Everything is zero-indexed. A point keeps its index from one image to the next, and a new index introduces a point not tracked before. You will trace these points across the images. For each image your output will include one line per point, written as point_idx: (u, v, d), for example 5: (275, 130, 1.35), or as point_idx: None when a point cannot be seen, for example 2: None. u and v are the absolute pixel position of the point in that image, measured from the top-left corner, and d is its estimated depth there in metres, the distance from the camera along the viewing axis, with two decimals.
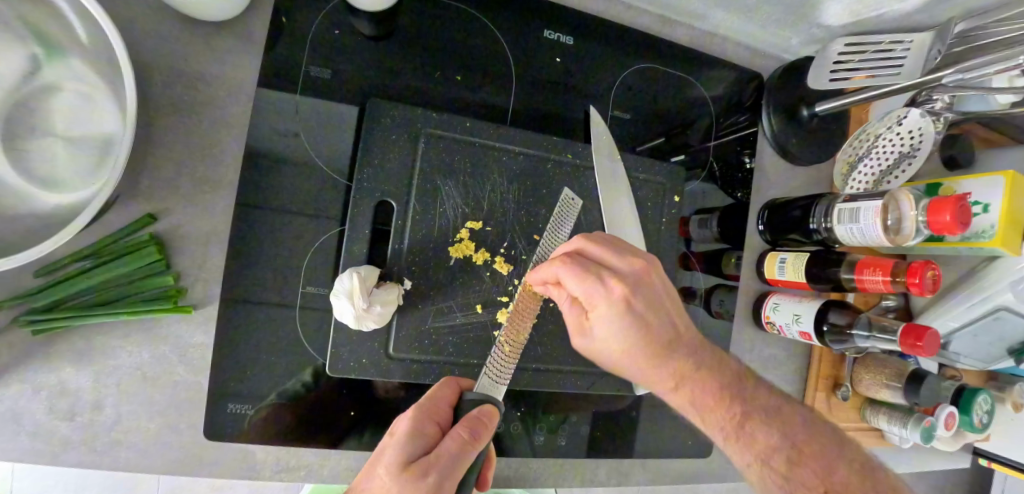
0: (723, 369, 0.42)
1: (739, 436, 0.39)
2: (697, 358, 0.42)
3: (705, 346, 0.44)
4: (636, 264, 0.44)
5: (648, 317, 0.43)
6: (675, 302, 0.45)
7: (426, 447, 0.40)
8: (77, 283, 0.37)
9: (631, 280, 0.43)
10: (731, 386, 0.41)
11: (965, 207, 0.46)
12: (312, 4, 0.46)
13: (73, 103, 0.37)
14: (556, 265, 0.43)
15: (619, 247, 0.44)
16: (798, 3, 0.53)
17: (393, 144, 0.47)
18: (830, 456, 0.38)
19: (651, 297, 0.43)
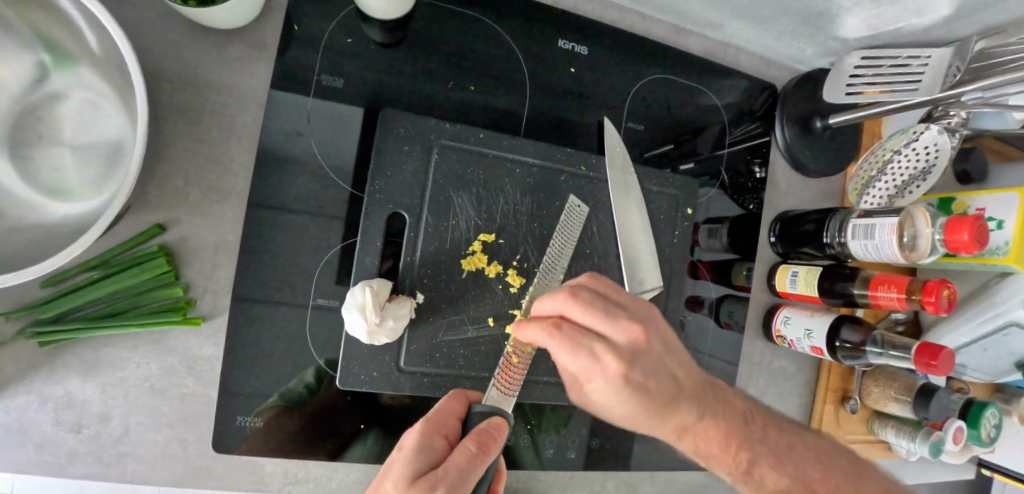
0: (729, 410, 0.40)
1: (748, 479, 0.38)
2: (701, 405, 0.40)
3: (707, 384, 0.42)
4: (630, 328, 0.39)
5: (642, 379, 0.39)
6: (670, 349, 0.41)
7: (433, 461, 0.40)
8: (95, 290, 0.40)
9: (620, 342, 0.39)
10: (740, 429, 0.39)
11: (985, 226, 0.43)
12: (318, 24, 0.47)
13: (81, 110, 0.41)
14: (547, 334, 0.39)
15: (608, 308, 0.39)
16: (815, 14, 0.50)
17: (407, 155, 0.46)
18: (847, 493, 0.37)
19: (651, 364, 0.39)
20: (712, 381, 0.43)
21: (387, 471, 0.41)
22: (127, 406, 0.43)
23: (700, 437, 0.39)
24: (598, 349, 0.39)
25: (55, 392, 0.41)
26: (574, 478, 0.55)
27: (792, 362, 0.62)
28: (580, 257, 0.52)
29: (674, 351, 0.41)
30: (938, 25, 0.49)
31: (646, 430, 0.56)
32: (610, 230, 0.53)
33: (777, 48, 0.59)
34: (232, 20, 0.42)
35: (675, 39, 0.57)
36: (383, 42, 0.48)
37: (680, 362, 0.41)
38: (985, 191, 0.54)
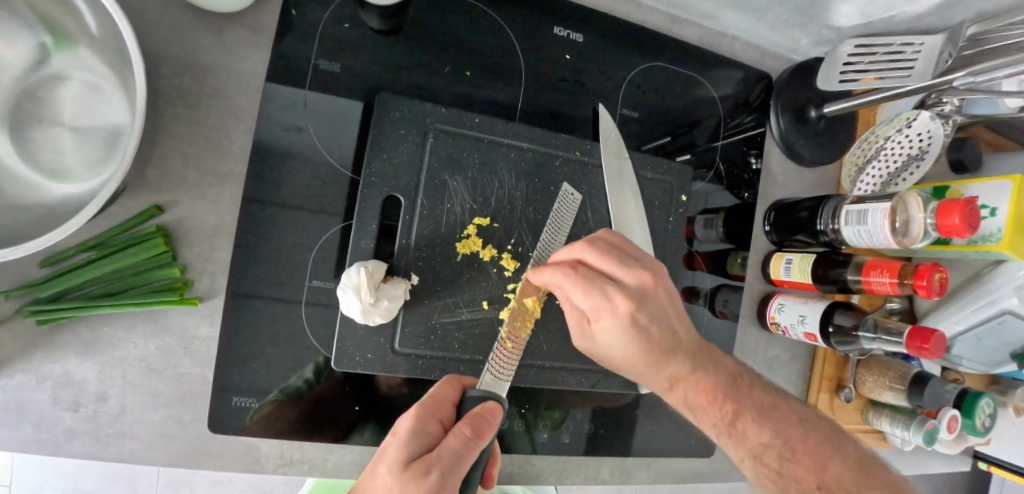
0: (721, 369, 0.41)
1: (730, 433, 0.38)
2: (696, 361, 0.41)
3: (706, 349, 0.43)
4: (640, 274, 0.41)
5: (648, 323, 0.41)
6: (678, 304, 0.43)
7: (427, 446, 0.40)
8: (95, 269, 0.40)
9: (630, 284, 0.41)
10: (730, 386, 0.40)
11: (975, 210, 0.44)
12: (315, 10, 0.47)
13: (81, 93, 0.41)
14: (561, 274, 0.41)
15: (621, 251, 0.42)
16: (809, 2, 0.51)
17: (403, 138, 0.47)
18: (829, 452, 0.36)
19: (657, 310, 0.41)
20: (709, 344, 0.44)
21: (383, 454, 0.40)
22: (125, 386, 0.43)
23: (689, 389, 0.40)
24: (611, 291, 0.40)
25: (53, 370, 0.42)
26: (568, 463, 0.55)
27: (787, 351, 0.62)
28: (575, 243, 0.52)
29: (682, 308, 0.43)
30: (930, 13, 0.49)
31: (641, 416, 0.57)
32: (605, 216, 0.53)
33: (772, 38, 0.59)
34: (231, 4, 0.42)
35: (671, 29, 0.58)
36: (380, 29, 0.49)
37: (686, 323, 0.43)
38: (977, 179, 0.54)
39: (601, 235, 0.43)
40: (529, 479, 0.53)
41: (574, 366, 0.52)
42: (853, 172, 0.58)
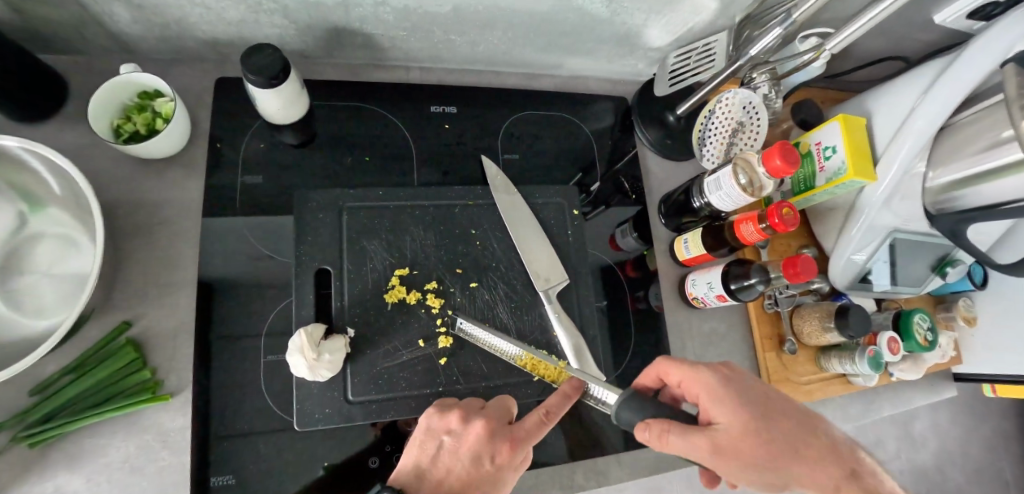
0: (852, 472, 0.43)
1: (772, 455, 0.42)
2: (819, 469, 0.42)
3: (833, 449, 0.44)
4: (763, 439, 0.42)
5: (781, 471, 0.42)
6: (802, 438, 0.43)
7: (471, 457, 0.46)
8: (74, 386, 0.48)
9: (767, 455, 0.41)
10: (844, 490, 0.42)
11: (792, 149, 0.51)
12: (234, 140, 0.58)
13: (53, 247, 0.51)
14: (684, 368, 0.47)
15: (691, 373, 0.47)
16: (623, 36, 0.63)
17: (322, 220, 0.55)
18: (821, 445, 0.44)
19: (740, 448, 0.41)
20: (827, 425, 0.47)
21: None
22: (110, 490, 0.48)
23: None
24: (707, 405, 0.44)
25: (44, 490, 0.47)
26: (540, 476, 0.57)
27: (723, 322, 0.67)
28: (490, 271, 0.58)
29: (802, 431, 0.44)
30: (718, 17, 0.60)
31: (599, 419, 0.59)
32: (511, 243, 0.59)
33: (616, 69, 0.71)
34: (163, 148, 0.53)
35: (530, 84, 0.70)
36: (292, 142, 0.60)
37: (793, 421, 0.44)
38: (818, 128, 0.62)
39: (666, 371, 0.48)
40: None
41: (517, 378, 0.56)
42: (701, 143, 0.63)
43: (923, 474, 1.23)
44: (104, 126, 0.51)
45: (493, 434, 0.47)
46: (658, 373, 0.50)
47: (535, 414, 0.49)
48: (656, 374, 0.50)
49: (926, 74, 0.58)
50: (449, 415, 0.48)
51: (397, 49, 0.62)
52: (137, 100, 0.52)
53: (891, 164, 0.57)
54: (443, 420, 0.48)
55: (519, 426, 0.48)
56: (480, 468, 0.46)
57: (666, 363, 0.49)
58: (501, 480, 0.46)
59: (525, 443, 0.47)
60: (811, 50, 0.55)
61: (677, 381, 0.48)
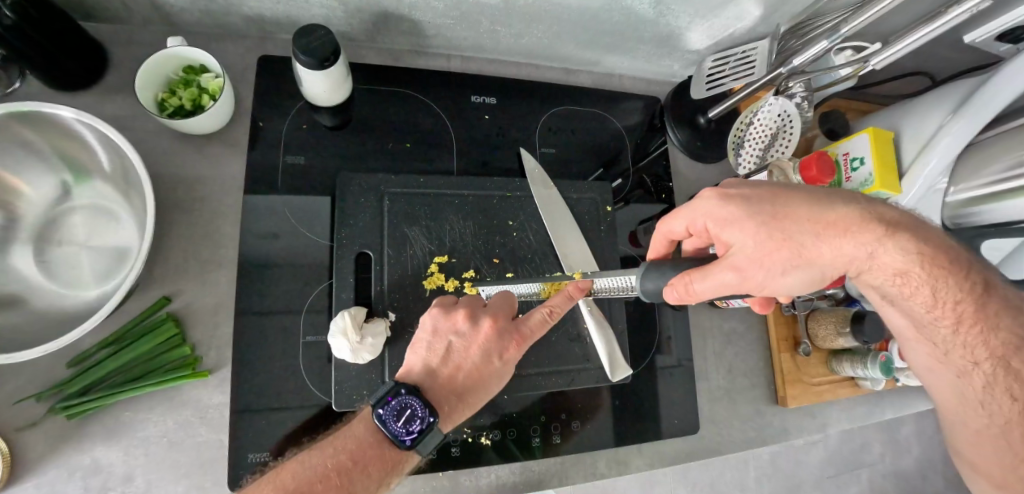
0: (882, 222, 0.44)
1: (799, 248, 0.44)
2: (850, 242, 0.43)
3: (865, 216, 0.44)
4: (780, 242, 0.44)
5: (812, 256, 0.44)
6: (817, 218, 0.44)
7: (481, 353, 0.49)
8: (114, 360, 0.48)
9: (790, 253, 0.44)
10: (918, 256, 0.43)
11: (829, 163, 0.55)
12: (275, 121, 0.58)
13: (93, 219, 0.51)
14: (684, 216, 0.49)
15: (691, 215, 0.49)
16: (665, 36, 0.64)
17: (364, 205, 0.55)
18: (859, 224, 0.44)
19: (758, 257, 0.44)
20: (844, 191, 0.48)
21: (432, 426, 0.44)
22: (149, 462, 0.49)
23: (892, 283, 0.44)
24: (718, 233, 0.47)
25: (83, 460, 0.47)
26: (566, 463, 0.59)
27: (741, 322, 0.70)
28: (525, 262, 0.59)
29: (812, 209, 0.45)
30: (759, 23, 0.62)
31: (621, 410, 0.61)
32: (547, 235, 0.60)
33: (651, 69, 0.72)
34: (206, 125, 0.53)
35: (567, 79, 0.71)
36: (332, 125, 0.60)
37: (803, 207, 0.45)
38: (846, 139, 0.64)
39: (670, 230, 0.51)
40: (532, 486, 0.58)
41: (548, 368, 0.57)
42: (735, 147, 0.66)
43: (905, 478, 1.28)
44: (149, 98, 0.50)
45: (501, 332, 0.50)
46: (665, 233, 0.52)
47: (541, 313, 0.50)
48: (665, 237, 0.52)
49: (953, 95, 0.60)
50: (456, 314, 0.50)
51: (440, 37, 0.62)
52: (182, 74, 0.52)
53: (915, 180, 0.60)
54: (450, 320, 0.50)
55: (523, 322, 0.51)
56: (492, 362, 0.49)
57: (666, 223, 0.51)
58: (507, 370, 0.50)
59: (531, 338, 0.50)
60: (851, 65, 0.56)
61: (682, 229, 0.50)
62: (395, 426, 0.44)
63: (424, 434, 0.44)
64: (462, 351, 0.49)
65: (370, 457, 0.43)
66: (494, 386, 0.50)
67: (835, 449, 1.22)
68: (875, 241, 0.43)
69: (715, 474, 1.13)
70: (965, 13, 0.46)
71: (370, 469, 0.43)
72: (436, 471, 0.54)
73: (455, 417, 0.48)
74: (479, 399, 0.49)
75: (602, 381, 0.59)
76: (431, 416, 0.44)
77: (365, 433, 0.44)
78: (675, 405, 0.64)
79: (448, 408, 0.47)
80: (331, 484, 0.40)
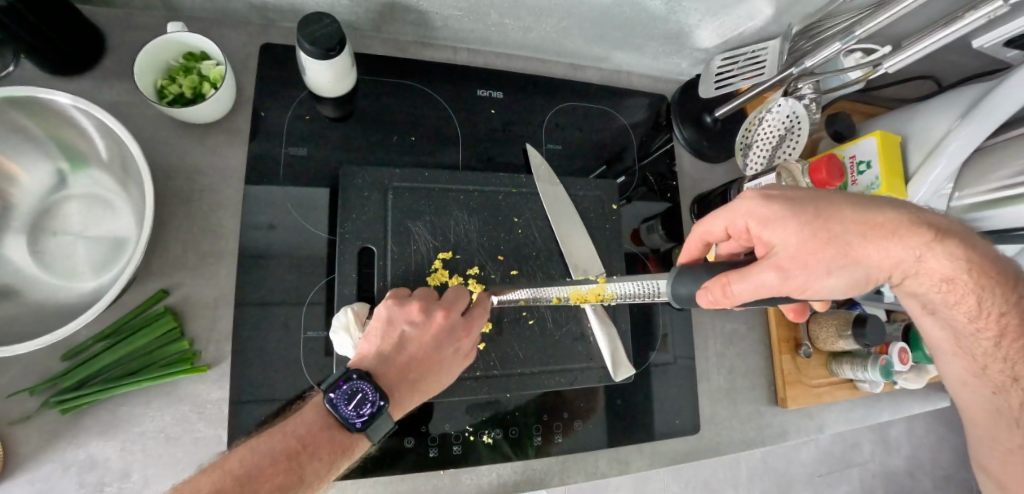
0: (930, 228, 0.44)
1: (845, 249, 0.43)
2: (898, 246, 0.43)
3: (913, 221, 0.44)
4: (825, 241, 0.43)
5: (857, 257, 0.44)
6: (863, 220, 0.44)
7: (434, 345, 0.48)
8: (111, 353, 0.47)
9: (835, 253, 0.43)
10: (965, 262, 0.44)
11: (838, 164, 0.55)
12: (277, 111, 0.57)
13: (89, 209, 0.50)
14: (725, 217, 0.49)
15: (731, 215, 0.48)
16: (674, 33, 0.63)
17: (367, 198, 0.55)
18: (909, 228, 0.44)
19: (804, 258, 0.43)
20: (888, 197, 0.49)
21: (384, 408, 0.43)
22: (146, 458, 0.48)
23: (937, 291, 0.45)
24: (758, 233, 0.46)
25: (78, 456, 0.46)
26: (567, 462, 0.59)
27: (743, 323, 0.70)
28: (529, 260, 0.58)
29: (857, 211, 0.45)
30: (770, 23, 0.61)
31: (622, 409, 0.61)
32: (552, 233, 0.60)
33: (658, 66, 0.72)
34: (207, 114, 0.52)
35: (574, 74, 0.70)
36: (334, 116, 0.59)
37: (848, 208, 0.45)
38: (853, 142, 0.64)
39: (707, 230, 0.50)
40: (534, 484, 0.58)
41: (551, 366, 0.57)
42: (742, 149, 0.66)
43: (894, 477, 1.30)
44: (147, 86, 0.49)
45: (452, 324, 0.50)
46: (701, 234, 0.52)
47: (482, 308, 0.52)
48: (701, 239, 0.52)
49: (961, 101, 0.60)
50: (410, 305, 0.49)
51: (447, 29, 0.61)
52: (182, 62, 0.50)
53: (921, 185, 0.60)
54: (404, 311, 0.49)
55: (470, 317, 0.51)
56: (441, 354, 0.49)
57: (704, 222, 0.51)
58: (456, 362, 0.50)
59: (477, 329, 0.51)
60: (862, 68, 0.56)
61: (721, 230, 0.50)
62: (345, 408, 0.42)
63: (375, 417, 0.42)
64: (411, 342, 0.48)
65: (321, 441, 0.41)
66: (443, 377, 0.49)
67: (826, 448, 1.23)
68: (925, 246, 0.43)
69: (708, 473, 1.13)
70: (982, 19, 0.46)
71: (320, 454, 0.40)
72: (437, 469, 0.53)
73: (406, 404, 0.46)
74: (428, 388, 0.48)
75: (605, 381, 0.58)
76: (382, 399, 0.43)
77: (316, 417, 0.42)
78: (676, 405, 0.64)
79: (399, 395, 0.45)
80: (280, 467, 0.38)
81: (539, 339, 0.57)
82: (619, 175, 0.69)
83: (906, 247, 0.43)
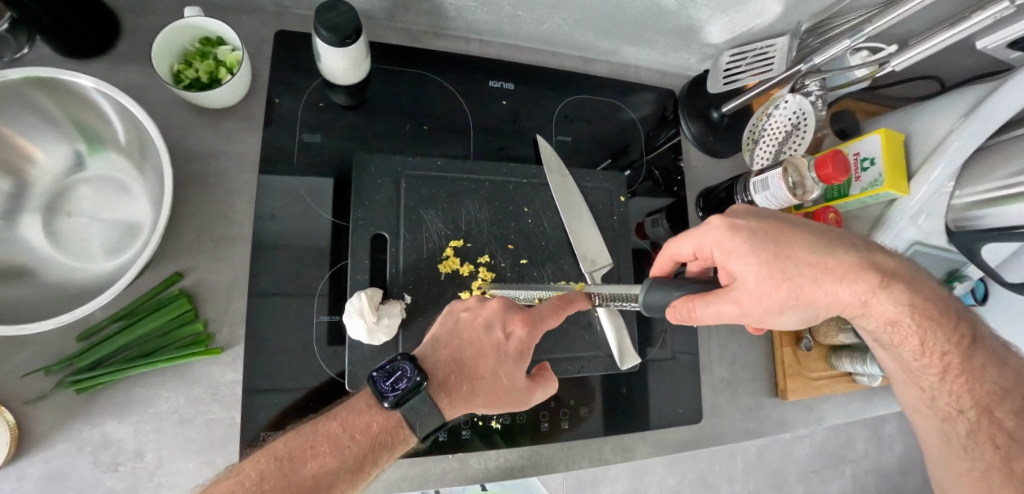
0: (877, 272, 0.46)
1: (798, 289, 0.45)
2: (846, 289, 0.45)
3: (863, 264, 0.46)
4: (780, 281, 0.45)
5: (809, 298, 0.46)
6: (817, 261, 0.46)
7: (502, 351, 0.49)
8: (127, 334, 0.47)
9: (788, 294, 0.45)
10: (909, 306, 0.45)
11: (844, 158, 0.56)
12: (291, 97, 0.57)
13: (104, 192, 0.50)
14: (692, 242, 0.49)
15: (699, 240, 0.48)
16: (685, 28, 0.63)
17: (380, 185, 0.55)
18: (859, 272, 0.45)
19: (758, 295, 0.45)
20: (846, 234, 0.49)
21: (420, 384, 0.44)
22: (160, 439, 0.48)
23: (883, 330, 0.47)
24: (723, 263, 0.47)
25: (93, 435, 0.47)
26: (573, 448, 0.60)
27: None
28: (539, 249, 0.59)
29: (813, 252, 0.46)
30: (779, 20, 0.62)
31: (626, 397, 0.62)
32: (561, 223, 0.61)
33: (667, 61, 0.72)
34: (223, 99, 0.52)
35: (584, 68, 0.70)
36: (346, 104, 0.59)
37: (805, 249, 0.46)
38: (857, 139, 0.65)
39: (676, 251, 0.51)
40: (540, 470, 0.59)
41: (558, 354, 0.58)
42: (750, 144, 0.67)
43: (886, 473, 1.33)
44: (164, 70, 0.49)
45: (529, 329, 0.50)
46: (671, 255, 0.52)
47: (552, 303, 0.51)
48: (669, 258, 0.53)
49: (964, 101, 0.61)
50: (490, 303, 0.51)
51: (461, 19, 0.61)
52: (200, 46, 0.51)
53: (925, 181, 0.61)
54: (485, 309, 0.51)
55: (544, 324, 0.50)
56: (506, 362, 0.49)
57: (674, 244, 0.51)
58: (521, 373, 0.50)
59: (539, 321, 0.50)
60: (868, 66, 0.57)
61: (690, 251, 0.50)
62: (383, 384, 0.44)
63: (412, 391, 0.43)
64: (469, 337, 0.49)
65: (360, 425, 0.43)
66: (508, 385, 0.49)
67: (820, 444, 1.25)
68: (871, 292, 0.45)
69: (705, 466, 1.15)
70: (988, 19, 0.46)
71: (359, 438, 0.42)
72: (446, 453, 0.54)
73: (462, 396, 0.47)
74: (485, 394, 0.48)
75: (612, 368, 0.59)
76: (419, 376, 0.44)
77: (358, 402, 0.44)
78: (679, 394, 0.65)
79: (453, 384, 0.47)
80: (319, 450, 0.41)
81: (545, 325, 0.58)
82: (625, 168, 0.70)
83: (854, 291, 0.45)
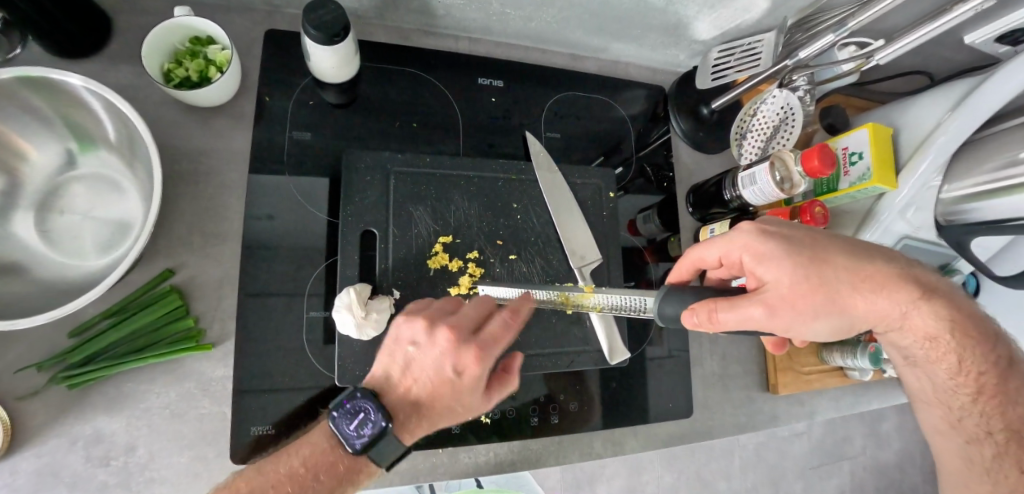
0: (917, 285, 0.47)
1: (833, 295, 0.45)
2: (885, 299, 0.46)
3: (903, 276, 0.47)
4: (816, 286, 0.45)
5: (845, 306, 0.45)
6: (855, 269, 0.46)
7: (440, 373, 0.48)
8: (118, 330, 0.48)
9: (823, 299, 0.45)
10: (948, 323, 0.46)
11: (829, 152, 0.56)
12: (282, 95, 0.58)
13: (96, 190, 0.51)
14: (720, 245, 0.50)
15: (726, 245, 0.49)
16: (673, 25, 0.64)
17: (370, 182, 0.56)
18: (902, 285, 0.46)
19: (792, 298, 0.45)
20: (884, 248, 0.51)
21: (386, 430, 0.44)
22: (151, 434, 0.49)
23: (920, 346, 0.47)
24: (752, 267, 0.47)
25: (84, 430, 0.47)
26: (564, 443, 0.61)
27: None
28: (528, 245, 0.60)
29: (851, 260, 0.46)
30: (767, 16, 0.62)
31: (617, 392, 0.63)
32: (550, 218, 0.61)
33: (657, 58, 0.73)
34: (213, 97, 0.53)
35: (574, 65, 0.71)
36: (336, 102, 0.60)
37: (842, 256, 0.46)
38: (845, 134, 0.66)
39: (702, 256, 0.51)
40: (530, 464, 0.59)
41: (546, 349, 0.58)
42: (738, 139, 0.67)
43: (885, 470, 1.32)
44: (155, 69, 0.50)
45: (458, 347, 0.48)
46: (694, 261, 0.53)
47: (501, 318, 0.50)
48: (693, 266, 0.53)
49: (952, 95, 0.62)
50: (415, 323, 0.48)
51: (450, 17, 0.62)
52: (189, 45, 0.51)
53: (912, 176, 0.61)
54: (410, 330, 0.48)
55: (484, 338, 0.49)
56: (450, 380, 0.48)
57: (700, 248, 0.52)
58: (470, 386, 0.48)
59: (478, 335, 0.49)
60: (854, 60, 0.57)
61: (715, 257, 0.51)
62: (348, 427, 0.44)
63: (378, 436, 0.44)
64: (408, 361, 0.48)
65: (324, 465, 0.43)
66: (459, 401, 0.48)
67: (817, 440, 1.26)
68: (914, 305, 0.46)
69: (702, 463, 1.15)
70: (970, 11, 0.46)
71: (322, 478, 0.43)
72: (435, 447, 0.55)
73: (411, 428, 0.47)
74: (442, 412, 0.48)
75: (601, 363, 0.60)
76: (383, 420, 0.44)
77: (322, 439, 0.44)
78: (670, 389, 0.65)
79: (402, 418, 0.47)
80: (282, 489, 0.41)
81: (534, 320, 0.58)
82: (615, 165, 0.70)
83: (894, 303, 0.46)
